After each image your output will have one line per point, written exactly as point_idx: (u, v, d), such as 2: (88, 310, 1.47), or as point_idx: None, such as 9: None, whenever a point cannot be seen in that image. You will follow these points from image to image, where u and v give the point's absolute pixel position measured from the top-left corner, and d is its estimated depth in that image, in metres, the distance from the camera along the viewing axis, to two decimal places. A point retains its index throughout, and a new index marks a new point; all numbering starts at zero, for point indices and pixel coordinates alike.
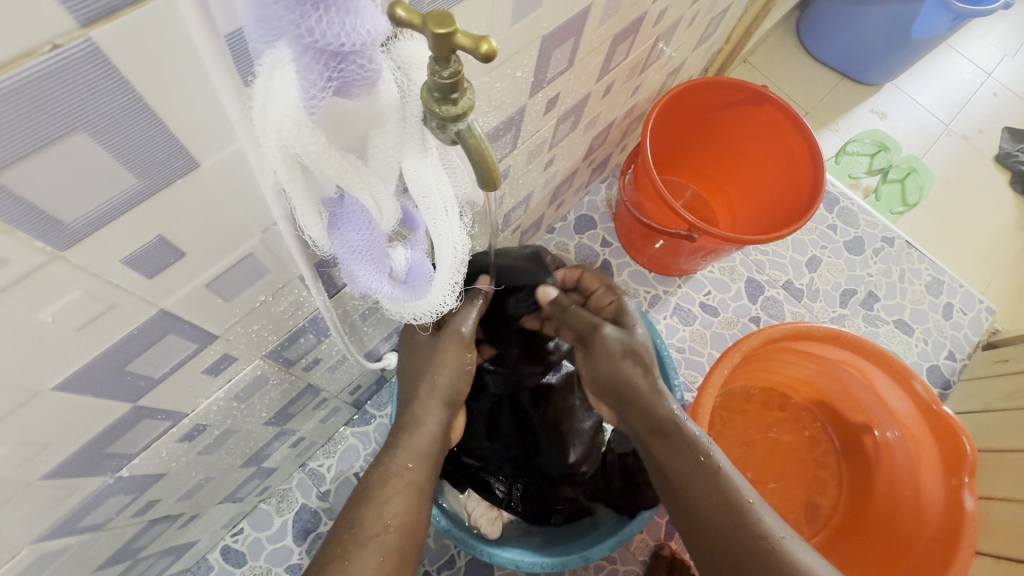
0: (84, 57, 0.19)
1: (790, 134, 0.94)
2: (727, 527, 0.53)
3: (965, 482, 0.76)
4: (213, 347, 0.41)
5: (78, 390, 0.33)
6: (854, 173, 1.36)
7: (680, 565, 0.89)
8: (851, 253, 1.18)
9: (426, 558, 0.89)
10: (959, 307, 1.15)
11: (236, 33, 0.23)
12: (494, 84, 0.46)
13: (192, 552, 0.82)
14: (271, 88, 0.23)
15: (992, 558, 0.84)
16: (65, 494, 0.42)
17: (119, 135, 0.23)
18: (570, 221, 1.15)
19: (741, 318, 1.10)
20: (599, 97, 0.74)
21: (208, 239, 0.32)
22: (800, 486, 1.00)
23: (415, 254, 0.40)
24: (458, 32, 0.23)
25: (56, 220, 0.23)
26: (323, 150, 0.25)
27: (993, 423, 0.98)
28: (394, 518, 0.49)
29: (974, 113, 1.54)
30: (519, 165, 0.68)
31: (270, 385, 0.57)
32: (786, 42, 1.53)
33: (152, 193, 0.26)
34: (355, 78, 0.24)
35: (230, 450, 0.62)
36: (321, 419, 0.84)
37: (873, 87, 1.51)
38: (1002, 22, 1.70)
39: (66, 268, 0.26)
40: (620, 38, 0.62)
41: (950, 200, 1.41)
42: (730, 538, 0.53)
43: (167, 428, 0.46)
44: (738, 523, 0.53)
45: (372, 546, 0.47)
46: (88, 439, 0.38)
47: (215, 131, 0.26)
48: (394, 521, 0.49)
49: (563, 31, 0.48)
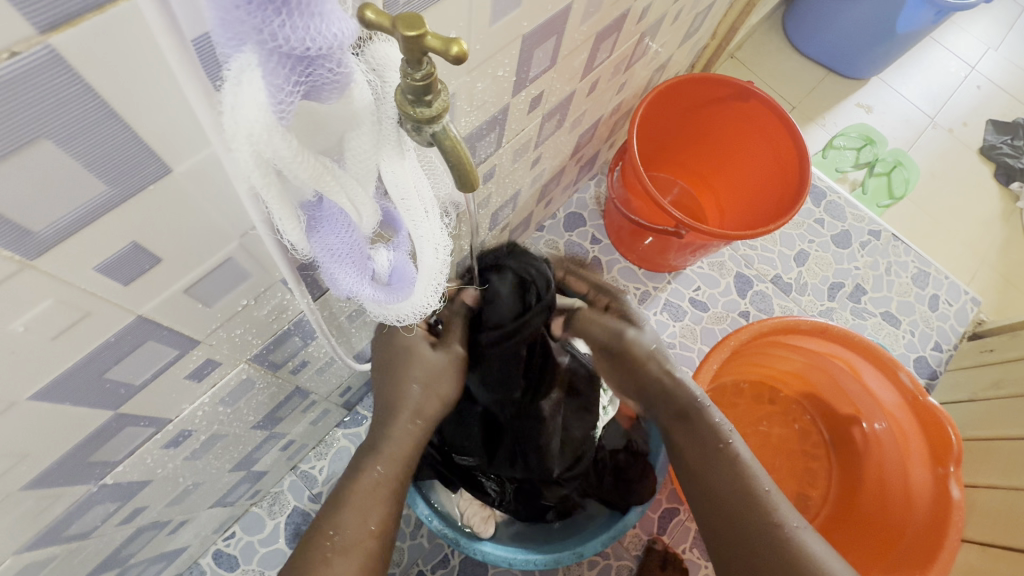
0: (43, 65, 0.19)
1: (776, 129, 0.94)
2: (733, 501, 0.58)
3: (952, 472, 0.78)
4: (194, 353, 0.41)
5: (55, 399, 0.33)
6: (841, 167, 1.37)
7: (672, 559, 0.92)
8: (838, 247, 1.19)
9: (420, 557, 0.89)
10: (945, 299, 1.16)
11: (204, 38, 0.22)
12: (475, 84, 0.45)
13: (182, 558, 0.82)
14: (240, 93, 0.22)
15: (978, 545, 0.86)
16: (48, 505, 0.42)
17: (86, 142, 0.22)
18: (559, 219, 1.15)
19: (731, 313, 1.11)
20: (585, 95, 0.74)
21: (185, 244, 0.31)
22: (791, 478, 1.01)
23: (397, 256, 0.40)
24: (428, 34, 0.23)
25: (24, 229, 0.23)
26: (295, 155, 0.25)
27: (979, 412, 0.99)
28: (377, 524, 0.52)
29: (958, 106, 1.55)
30: (505, 164, 0.68)
31: (257, 389, 0.56)
32: (772, 37, 1.54)
33: (123, 198, 0.26)
34: (325, 81, 0.24)
35: (218, 455, 0.62)
36: (312, 421, 0.83)
37: (859, 81, 1.52)
38: (985, 15, 1.71)
39: (36, 276, 0.25)
40: (603, 36, 0.62)
41: (936, 192, 1.42)
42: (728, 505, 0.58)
43: (150, 435, 0.45)
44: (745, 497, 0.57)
45: (354, 552, 0.50)
46: (68, 448, 0.38)
47: (186, 136, 0.26)
48: (377, 527, 0.52)
49: (543, 30, 0.48)
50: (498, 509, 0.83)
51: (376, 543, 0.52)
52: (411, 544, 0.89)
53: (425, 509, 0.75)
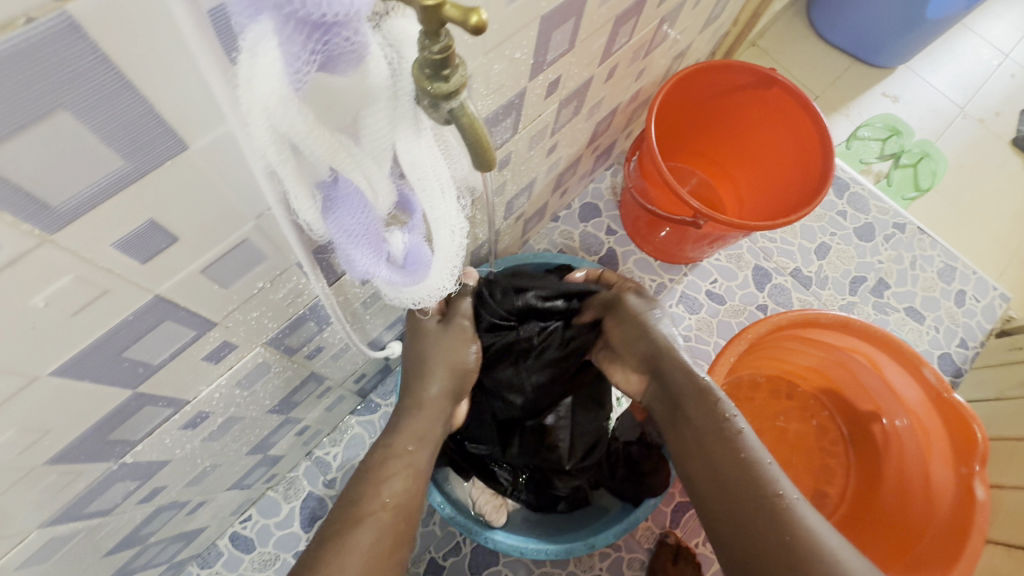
0: (61, 33, 0.19)
1: (799, 117, 0.92)
2: (734, 480, 0.53)
3: (976, 471, 0.75)
4: (211, 334, 0.41)
5: (76, 376, 0.33)
6: (866, 158, 1.34)
7: (685, 554, 0.90)
8: (861, 240, 1.16)
9: (432, 545, 0.89)
10: (972, 294, 1.13)
11: (219, 9, 0.22)
12: (492, 66, 0.45)
13: (201, 539, 0.83)
14: (256, 64, 0.22)
15: (1003, 547, 0.84)
16: (71, 480, 0.42)
17: (103, 115, 0.22)
18: (574, 209, 1.13)
19: (748, 306, 1.09)
20: (603, 81, 0.72)
21: (202, 223, 0.31)
22: (808, 475, 0.99)
23: (412, 238, 0.39)
24: (447, 4, 0.23)
25: (44, 203, 0.23)
26: (311, 129, 0.25)
27: (1006, 411, 0.96)
28: (392, 497, 0.51)
29: (991, 95, 1.50)
30: (521, 151, 0.67)
31: (273, 373, 0.57)
32: (795, 24, 1.50)
33: (141, 174, 0.26)
34: (340, 51, 0.24)
35: (235, 438, 0.63)
36: (327, 408, 0.84)
37: (886, 70, 1.47)
38: (1022, 1, 1.64)
39: (57, 251, 0.25)
40: (624, 18, 0.61)
41: (965, 184, 1.38)
42: (732, 486, 0.53)
43: (169, 415, 0.46)
44: (746, 477, 0.53)
45: (369, 523, 0.48)
46: (89, 425, 0.38)
47: (202, 112, 0.25)
48: (391, 501, 0.51)
49: (562, 11, 0.47)
50: (511, 498, 0.82)
51: (390, 517, 0.50)
52: (423, 531, 0.89)
53: (437, 496, 0.76)
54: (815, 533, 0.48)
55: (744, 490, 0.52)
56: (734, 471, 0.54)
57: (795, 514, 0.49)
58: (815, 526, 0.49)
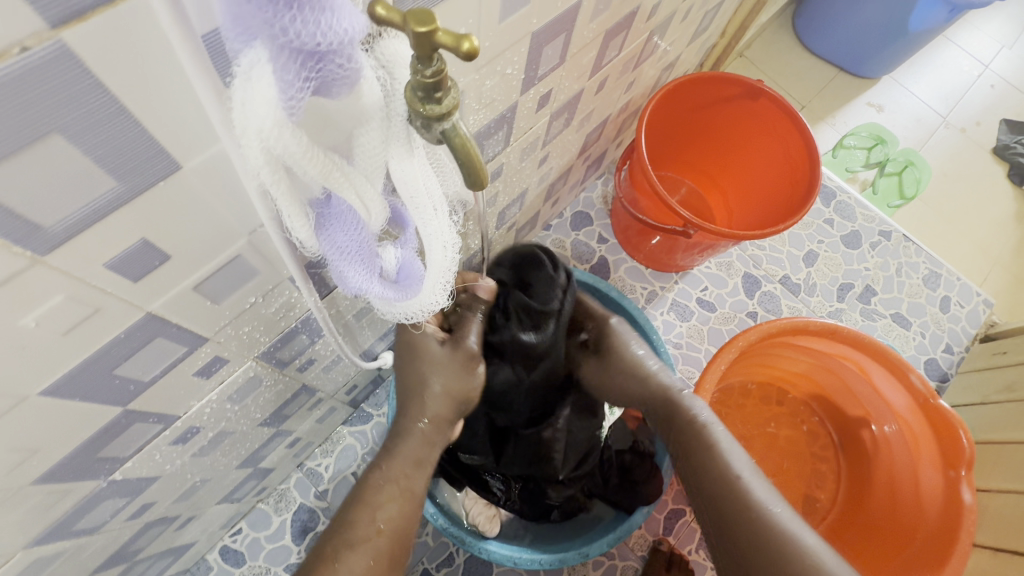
0: (55, 60, 0.19)
1: (786, 128, 0.93)
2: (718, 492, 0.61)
3: (962, 475, 0.77)
4: (203, 350, 0.41)
5: (66, 394, 0.33)
6: (851, 167, 1.36)
7: (678, 560, 0.90)
8: (848, 247, 1.17)
9: (425, 556, 0.89)
10: (957, 300, 1.15)
11: (213, 33, 0.22)
12: (483, 81, 0.45)
13: (190, 553, 0.82)
14: (250, 90, 0.22)
15: (989, 550, 0.85)
16: (58, 499, 0.42)
17: (96, 139, 0.22)
18: (566, 218, 1.14)
19: (739, 313, 1.10)
20: (593, 93, 0.73)
21: (193, 241, 0.31)
22: (799, 480, 1.00)
23: (405, 254, 0.40)
24: (439, 30, 0.23)
25: (35, 225, 0.23)
26: (305, 151, 0.25)
27: (991, 415, 0.98)
28: (386, 522, 0.52)
29: (972, 105, 1.53)
30: (513, 163, 0.68)
31: (264, 386, 0.56)
32: (782, 35, 1.53)
33: (133, 196, 0.26)
34: (334, 76, 0.24)
35: (225, 451, 0.62)
36: (318, 419, 0.84)
37: (870, 80, 1.50)
38: (1000, 13, 1.69)
39: (48, 273, 0.25)
40: (613, 33, 0.62)
41: (948, 192, 1.41)
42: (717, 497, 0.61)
43: (159, 431, 0.46)
44: (727, 489, 0.61)
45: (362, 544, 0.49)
46: (77, 444, 0.38)
47: (194, 132, 0.25)
48: (387, 525, 0.52)
49: (553, 27, 0.48)
50: (504, 508, 0.83)
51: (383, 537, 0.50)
52: (416, 542, 0.89)
53: (431, 507, 0.76)
54: (786, 536, 0.56)
55: (726, 501, 0.60)
56: (725, 490, 0.61)
57: (774, 524, 0.57)
58: (788, 530, 0.57)
